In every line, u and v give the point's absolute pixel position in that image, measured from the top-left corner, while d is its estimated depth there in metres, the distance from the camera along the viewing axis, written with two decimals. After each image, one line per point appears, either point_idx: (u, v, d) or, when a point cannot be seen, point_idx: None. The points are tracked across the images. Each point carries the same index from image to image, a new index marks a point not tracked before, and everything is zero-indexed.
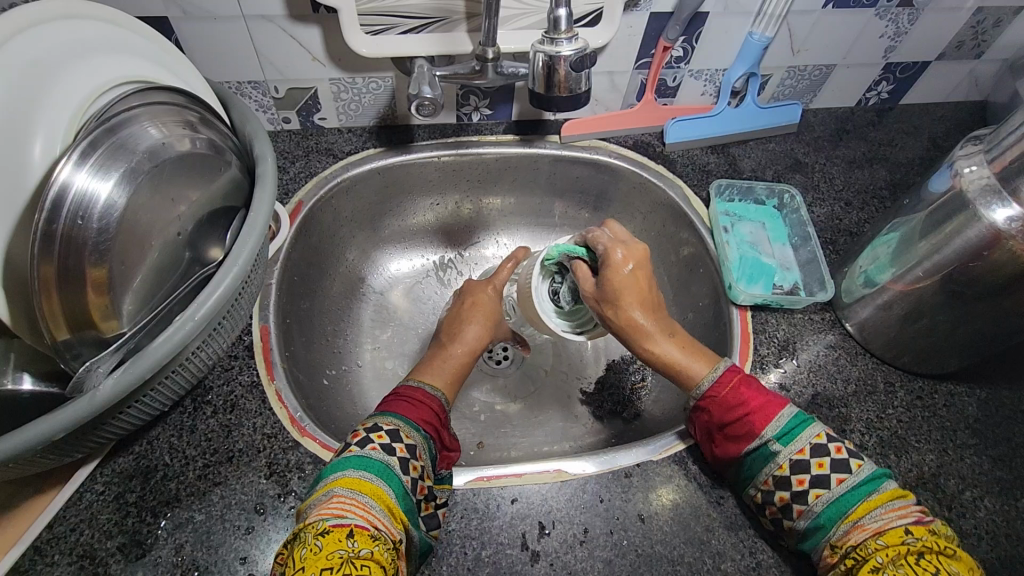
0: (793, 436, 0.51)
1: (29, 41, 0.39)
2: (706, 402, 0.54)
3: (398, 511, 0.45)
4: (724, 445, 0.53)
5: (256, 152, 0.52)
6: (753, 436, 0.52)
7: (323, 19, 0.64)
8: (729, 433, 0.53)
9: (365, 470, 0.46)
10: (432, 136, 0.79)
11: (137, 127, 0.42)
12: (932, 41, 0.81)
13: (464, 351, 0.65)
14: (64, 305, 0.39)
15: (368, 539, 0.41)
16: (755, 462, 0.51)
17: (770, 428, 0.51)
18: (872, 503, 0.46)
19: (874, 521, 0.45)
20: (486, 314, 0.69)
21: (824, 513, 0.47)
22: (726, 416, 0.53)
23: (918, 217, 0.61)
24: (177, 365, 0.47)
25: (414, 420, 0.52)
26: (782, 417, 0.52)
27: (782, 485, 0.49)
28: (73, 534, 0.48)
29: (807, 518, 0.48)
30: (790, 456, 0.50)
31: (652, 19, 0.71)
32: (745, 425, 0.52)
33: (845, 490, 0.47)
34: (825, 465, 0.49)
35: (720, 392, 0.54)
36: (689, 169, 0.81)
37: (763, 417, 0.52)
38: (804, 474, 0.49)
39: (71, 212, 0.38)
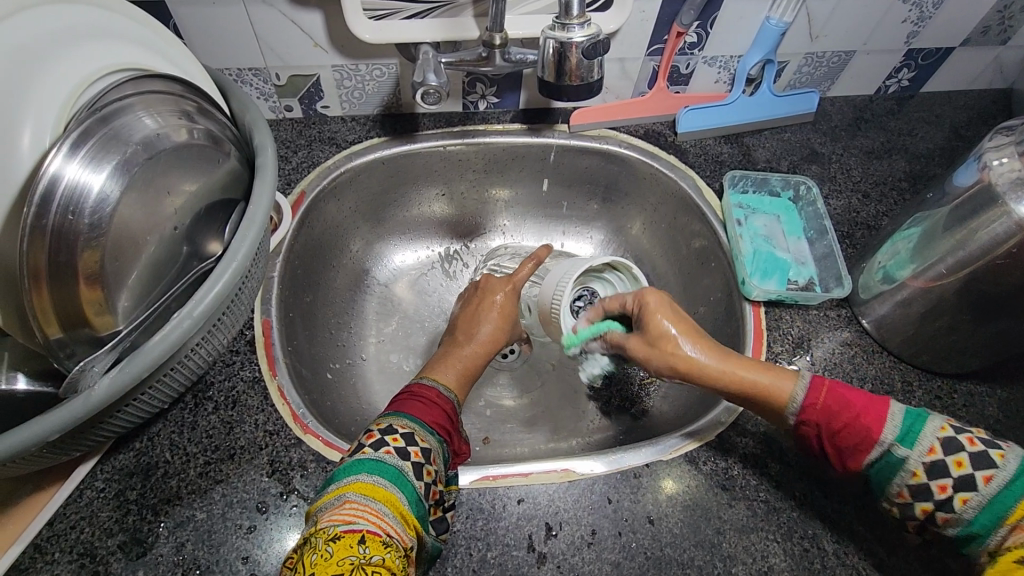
0: (916, 434, 0.45)
1: (18, 26, 0.37)
2: (807, 418, 0.49)
3: (411, 517, 0.44)
4: (841, 461, 0.48)
5: (256, 142, 0.51)
6: (872, 444, 0.46)
7: (326, 3, 0.62)
8: (845, 447, 0.48)
9: (380, 476, 0.44)
10: (438, 125, 0.77)
11: (131, 116, 0.40)
12: (956, 26, 0.78)
13: (478, 352, 0.63)
14: (54, 302, 0.38)
15: (380, 546, 0.39)
16: (883, 474, 0.46)
17: (888, 430, 0.46)
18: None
19: None
20: (503, 314, 0.67)
21: (978, 516, 0.42)
22: (834, 428, 0.48)
23: (941, 211, 0.58)
24: (175, 362, 0.46)
25: (428, 422, 0.51)
26: (895, 415, 0.46)
27: (924, 495, 0.44)
28: (73, 532, 0.48)
29: (957, 523, 0.44)
30: (923, 460, 0.44)
31: (666, 3, 0.68)
32: (858, 432, 0.47)
33: (996, 490, 0.42)
34: (965, 462, 0.43)
35: (818, 401, 0.49)
36: (702, 159, 0.79)
37: (875, 417, 0.47)
38: (946, 479, 0.43)
39: (62, 206, 0.37)
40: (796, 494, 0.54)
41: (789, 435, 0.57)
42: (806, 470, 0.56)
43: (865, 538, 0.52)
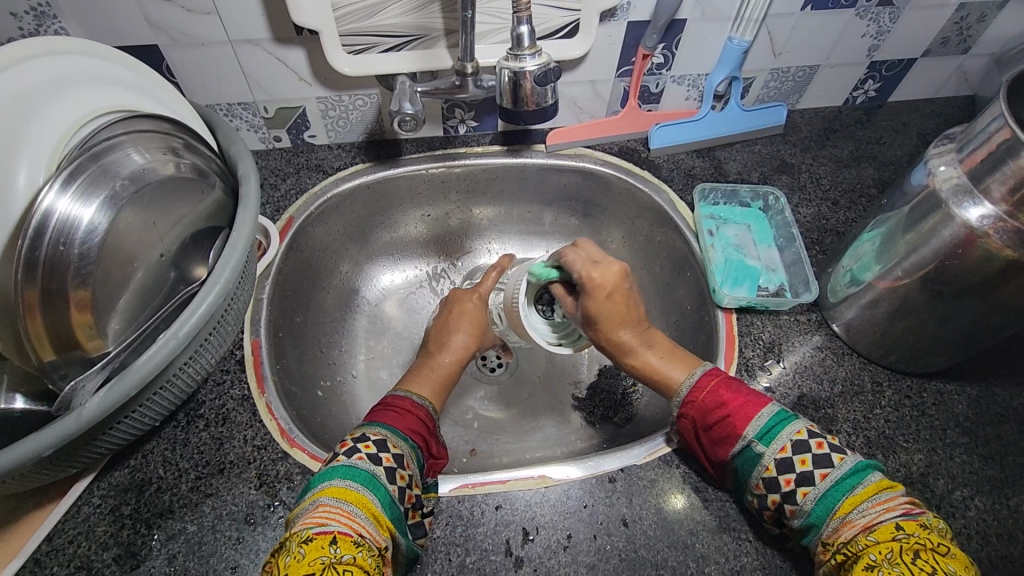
0: (774, 433, 0.51)
1: (15, 77, 0.41)
2: (687, 408, 0.56)
3: (384, 519, 0.46)
4: (713, 450, 0.54)
5: (240, 172, 0.54)
6: (736, 438, 0.52)
7: (307, 40, 0.66)
8: (714, 436, 0.54)
9: (352, 480, 0.47)
10: (420, 149, 0.81)
11: (120, 154, 0.44)
12: (916, 38, 0.81)
13: (451, 360, 0.67)
14: (48, 326, 0.41)
15: (351, 545, 0.42)
16: (745, 466, 0.52)
17: (751, 428, 0.52)
18: (859, 496, 0.46)
19: (862, 516, 0.45)
20: (473, 321, 0.71)
21: (814, 508, 0.47)
22: (707, 421, 0.54)
23: (897, 215, 0.61)
24: (164, 381, 0.49)
25: (400, 429, 0.54)
26: (760, 416, 0.52)
27: (773, 487, 0.49)
28: (71, 546, 0.50)
29: (800, 516, 0.48)
30: (775, 456, 0.50)
31: (630, 28, 0.72)
32: (727, 426, 0.53)
33: (830, 485, 0.47)
34: (808, 461, 0.49)
35: (699, 397, 0.55)
36: (675, 173, 0.82)
37: (743, 418, 0.53)
38: (790, 473, 0.49)
39: (54, 238, 0.40)
40: None
41: None
42: None
43: None
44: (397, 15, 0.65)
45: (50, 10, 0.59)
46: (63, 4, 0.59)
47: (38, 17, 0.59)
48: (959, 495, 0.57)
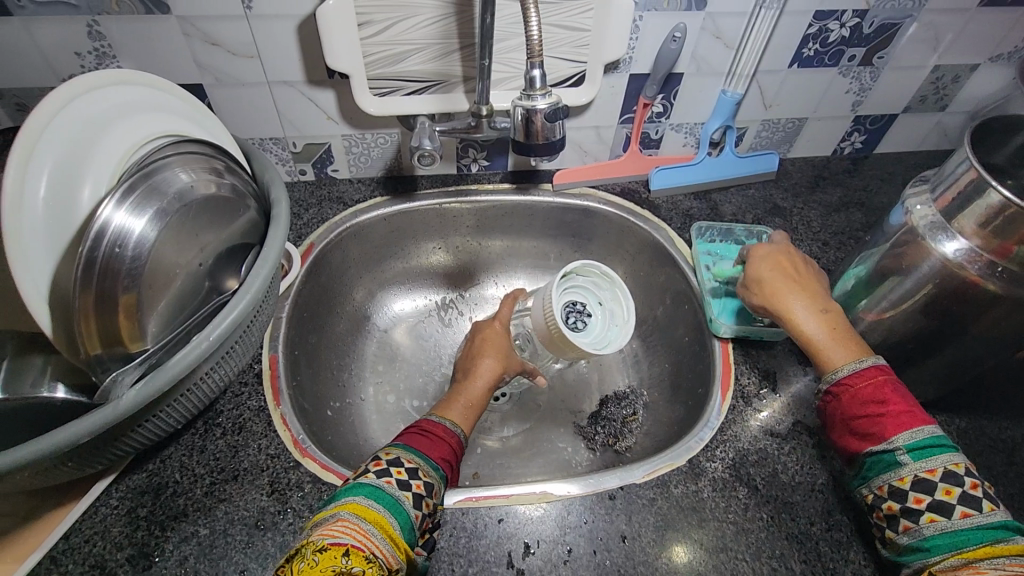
0: (928, 454, 0.48)
1: (89, 101, 0.47)
2: (836, 389, 0.53)
3: (401, 542, 0.48)
4: (848, 439, 0.52)
5: (273, 196, 0.59)
6: (880, 438, 0.50)
7: (337, 83, 0.73)
8: (856, 427, 0.52)
9: (376, 501, 0.49)
10: (434, 185, 0.87)
11: (172, 172, 0.48)
12: (895, 96, 0.88)
13: (481, 384, 0.69)
14: (97, 323, 0.45)
15: (362, 560, 0.43)
16: (876, 465, 0.50)
17: (903, 437, 0.49)
18: (995, 549, 0.43)
19: (992, 567, 0.42)
20: (495, 345, 0.75)
21: (934, 536, 0.46)
22: (856, 410, 0.52)
23: (880, 249, 0.64)
24: (192, 384, 0.52)
25: (432, 458, 0.56)
26: (921, 431, 0.49)
27: (896, 497, 0.48)
28: (87, 545, 0.52)
29: (913, 536, 0.47)
30: (917, 473, 0.47)
31: (631, 80, 0.78)
32: (875, 425, 0.50)
33: (966, 525, 0.45)
34: (952, 494, 0.46)
35: (857, 384, 0.52)
36: (673, 213, 0.87)
37: (899, 423, 0.49)
38: (924, 495, 0.47)
39: (111, 242, 0.44)
40: (763, 516, 0.57)
41: (757, 460, 0.61)
42: (774, 494, 0.59)
43: (828, 557, 0.55)
44: (419, 63, 0.71)
45: (110, 51, 0.66)
46: (122, 46, 0.65)
47: (99, 57, 0.66)
48: None
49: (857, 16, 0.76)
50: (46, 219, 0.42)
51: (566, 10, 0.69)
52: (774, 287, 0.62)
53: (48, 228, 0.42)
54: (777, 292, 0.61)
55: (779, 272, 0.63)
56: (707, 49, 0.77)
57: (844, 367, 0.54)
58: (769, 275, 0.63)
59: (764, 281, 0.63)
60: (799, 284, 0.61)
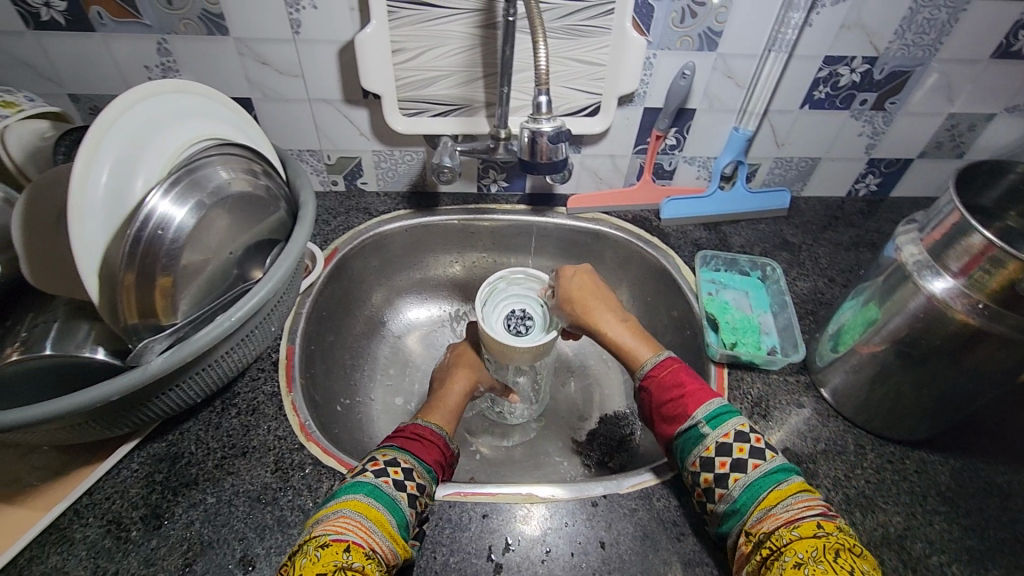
0: (720, 420, 0.56)
1: (149, 105, 0.54)
2: (646, 382, 0.62)
3: (398, 539, 0.51)
4: (662, 425, 0.60)
5: (301, 199, 0.66)
6: (685, 417, 0.58)
7: (370, 103, 0.80)
8: (666, 413, 0.60)
9: (376, 500, 0.52)
10: (455, 202, 0.92)
11: (213, 170, 0.55)
12: (910, 141, 0.90)
13: (455, 394, 0.74)
14: (137, 296, 0.50)
15: (362, 556, 0.47)
16: (686, 444, 0.57)
17: (700, 411, 0.57)
18: (783, 489, 0.51)
19: (785, 510, 0.49)
20: (465, 361, 0.80)
21: (741, 495, 0.52)
22: (664, 395, 0.60)
23: (874, 283, 0.65)
24: (214, 361, 0.57)
25: (425, 460, 0.59)
26: (711, 403, 0.58)
27: (706, 467, 0.55)
28: (107, 502, 0.57)
29: (727, 501, 0.53)
30: (717, 439, 0.55)
31: (645, 112, 0.83)
32: (677, 407, 0.59)
33: (759, 475, 0.53)
34: (744, 451, 0.54)
35: (660, 372, 0.62)
36: (682, 242, 0.90)
37: (695, 400, 0.58)
38: (726, 457, 0.54)
39: (155, 226, 0.50)
40: None
41: None
42: None
43: None
44: (446, 88, 0.77)
45: (175, 65, 0.74)
46: (184, 61, 0.74)
47: (164, 71, 0.74)
48: (937, 560, 0.58)
49: (867, 63, 0.79)
50: (104, 202, 0.49)
51: (583, 46, 0.74)
52: (576, 292, 0.72)
53: (104, 210, 0.49)
54: (592, 309, 0.70)
55: (597, 295, 0.72)
56: (719, 87, 0.81)
57: (649, 360, 0.64)
58: (581, 289, 0.72)
59: (575, 297, 0.71)
60: (608, 305, 0.71)
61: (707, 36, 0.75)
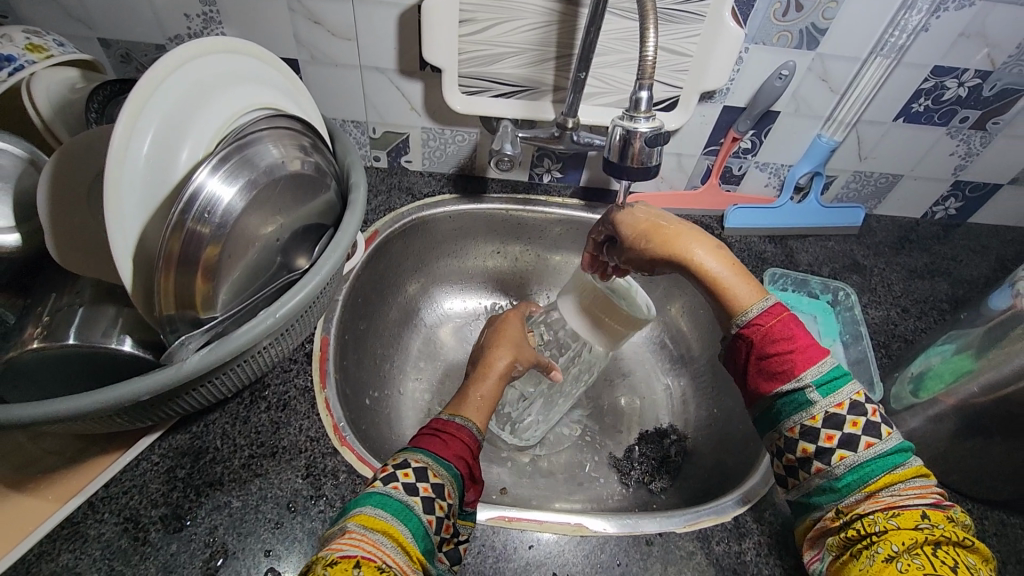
0: (834, 387, 0.44)
1: (198, 67, 0.47)
2: (747, 332, 0.47)
3: (414, 551, 0.44)
4: (757, 380, 0.47)
5: (352, 181, 0.60)
6: (789, 377, 0.45)
7: (427, 76, 0.73)
8: (764, 367, 0.46)
9: (383, 509, 0.44)
10: (504, 190, 0.86)
11: (264, 146, 0.49)
12: (1003, 166, 0.83)
13: (490, 376, 0.63)
14: (175, 285, 0.45)
15: (374, 571, 0.39)
16: (786, 408, 0.46)
17: (811, 372, 0.45)
18: (896, 476, 0.42)
19: (890, 495, 0.42)
20: (504, 337, 0.68)
21: (845, 475, 0.43)
22: (765, 349, 0.46)
23: (976, 330, 0.61)
24: (248, 357, 0.51)
25: (442, 456, 0.51)
26: (825, 364, 0.45)
27: (789, 448, 0.46)
28: (124, 497, 0.52)
29: (826, 477, 0.44)
30: (828, 409, 0.44)
31: (724, 111, 0.76)
32: (784, 362, 0.45)
33: (872, 456, 0.43)
34: (859, 425, 0.43)
35: (768, 322, 0.46)
36: (745, 255, 0.83)
37: (806, 358, 0.45)
38: (835, 431, 0.44)
39: (199, 209, 0.44)
40: None
41: None
42: None
43: None
44: (513, 67, 0.70)
45: (218, 17, 0.67)
46: (229, 14, 0.67)
47: (206, 22, 0.68)
48: None
49: (978, 77, 0.71)
50: (142, 178, 0.43)
51: (672, 32, 0.66)
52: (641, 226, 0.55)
53: (144, 187, 0.43)
54: (677, 233, 0.52)
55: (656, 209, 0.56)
56: (810, 91, 0.73)
57: (755, 306, 0.47)
58: (647, 219, 0.55)
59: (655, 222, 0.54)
60: (692, 226, 0.53)
61: (808, 33, 0.67)
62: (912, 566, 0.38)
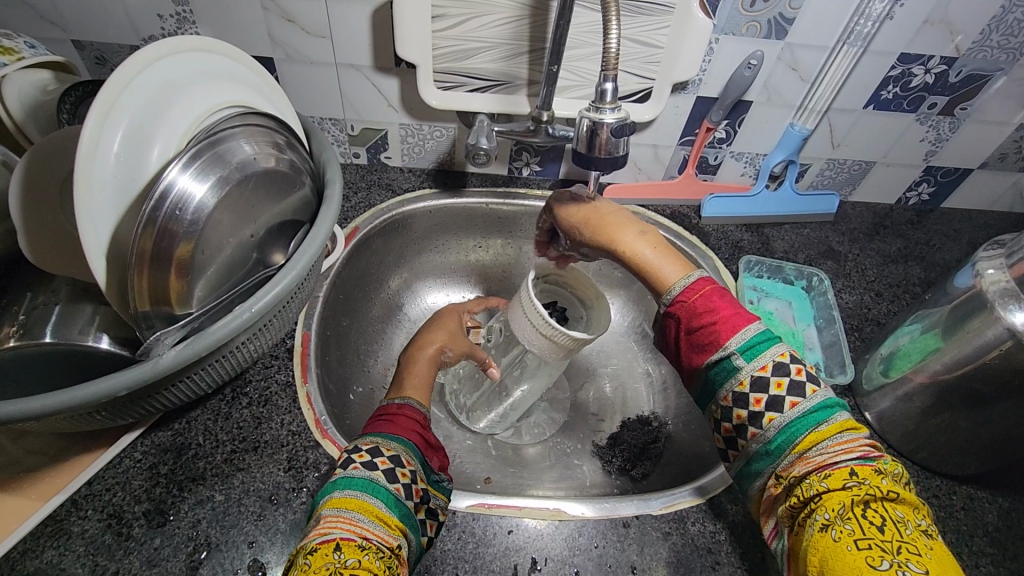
0: (757, 351, 0.47)
1: (168, 65, 0.48)
2: (673, 309, 0.51)
3: (391, 519, 0.45)
4: (690, 355, 0.50)
5: (327, 177, 0.60)
6: (716, 347, 0.48)
7: (402, 72, 0.73)
8: (695, 341, 0.50)
9: (349, 489, 0.46)
10: (483, 184, 0.87)
11: (236, 143, 0.49)
12: (973, 151, 0.84)
13: (425, 361, 0.63)
14: (150, 282, 0.45)
15: (356, 549, 0.41)
16: (718, 376, 0.48)
17: (735, 340, 0.48)
18: (821, 433, 0.43)
19: (820, 454, 0.43)
20: (442, 325, 0.69)
21: (775, 437, 0.45)
22: (691, 323, 0.50)
23: (940, 311, 0.62)
24: (226, 353, 0.52)
25: (391, 433, 0.52)
26: (748, 330, 0.48)
27: (727, 417, 0.48)
28: (107, 494, 0.53)
29: (760, 441, 0.46)
30: (752, 373, 0.46)
31: (698, 101, 0.77)
32: (710, 334, 0.49)
33: (796, 415, 0.44)
34: (783, 386, 0.45)
35: (690, 298, 0.50)
36: (722, 243, 0.84)
37: (729, 328, 0.48)
38: (762, 394, 0.46)
39: (171, 206, 0.44)
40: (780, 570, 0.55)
41: None
42: None
43: None
44: (487, 61, 0.71)
45: (191, 16, 0.68)
46: (202, 13, 0.67)
47: (179, 21, 0.68)
48: None
49: (944, 64, 0.72)
50: (113, 177, 0.43)
51: (642, 24, 0.67)
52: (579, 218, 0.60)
53: (115, 185, 0.43)
54: (609, 221, 0.58)
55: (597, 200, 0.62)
56: (781, 80, 0.75)
57: (677, 283, 0.52)
58: (582, 211, 0.60)
59: (590, 213, 0.60)
60: (624, 214, 0.59)
61: (777, 23, 0.68)
62: (844, 533, 0.38)
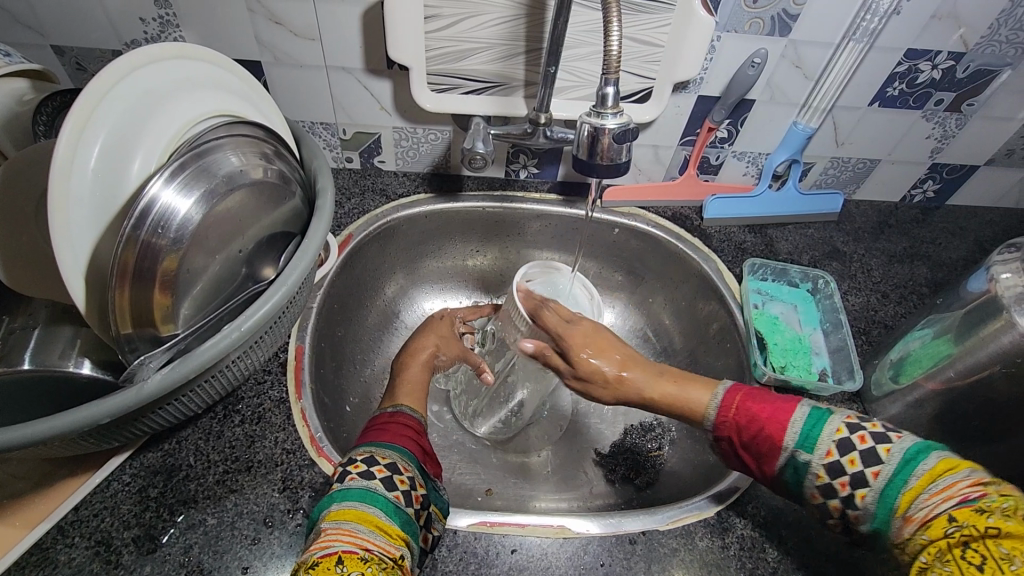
0: (815, 437, 0.47)
1: (148, 74, 0.45)
2: (720, 431, 0.51)
3: (393, 529, 0.44)
4: (755, 468, 0.50)
5: (319, 186, 0.58)
6: (778, 452, 0.48)
7: (395, 75, 0.71)
8: (754, 454, 0.50)
9: (347, 500, 0.44)
10: (480, 187, 0.84)
11: (222, 154, 0.47)
12: (979, 147, 0.82)
13: (416, 365, 0.63)
14: (132, 301, 0.43)
15: (359, 562, 0.39)
16: (794, 476, 0.48)
17: (790, 436, 0.48)
18: (914, 491, 0.42)
19: (920, 509, 0.41)
20: (435, 329, 0.69)
21: (877, 510, 0.44)
22: (743, 442, 0.50)
23: (953, 315, 0.61)
24: (215, 372, 0.50)
25: (385, 441, 0.50)
26: (796, 420, 0.48)
27: (826, 510, 0.47)
28: (95, 519, 0.51)
29: (867, 521, 0.45)
30: (823, 462, 0.46)
31: (699, 101, 0.75)
32: (765, 444, 0.49)
33: (884, 483, 0.44)
34: (857, 460, 0.45)
35: (730, 416, 0.51)
36: (725, 245, 0.83)
37: (779, 424, 0.48)
38: (843, 478, 0.45)
39: (153, 223, 0.42)
40: None
41: (791, 521, 0.57)
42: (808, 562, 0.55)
43: None
44: (483, 62, 0.69)
45: (174, 20, 0.65)
46: (186, 16, 0.65)
47: (162, 25, 0.65)
48: None
49: (952, 59, 0.71)
50: (91, 193, 0.41)
51: (641, 23, 0.65)
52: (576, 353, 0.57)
53: (93, 202, 0.41)
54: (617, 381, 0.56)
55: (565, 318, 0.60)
56: (785, 77, 0.73)
57: (711, 406, 0.52)
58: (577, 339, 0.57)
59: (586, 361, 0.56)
60: (617, 359, 0.57)
61: (781, 20, 0.66)
62: None
